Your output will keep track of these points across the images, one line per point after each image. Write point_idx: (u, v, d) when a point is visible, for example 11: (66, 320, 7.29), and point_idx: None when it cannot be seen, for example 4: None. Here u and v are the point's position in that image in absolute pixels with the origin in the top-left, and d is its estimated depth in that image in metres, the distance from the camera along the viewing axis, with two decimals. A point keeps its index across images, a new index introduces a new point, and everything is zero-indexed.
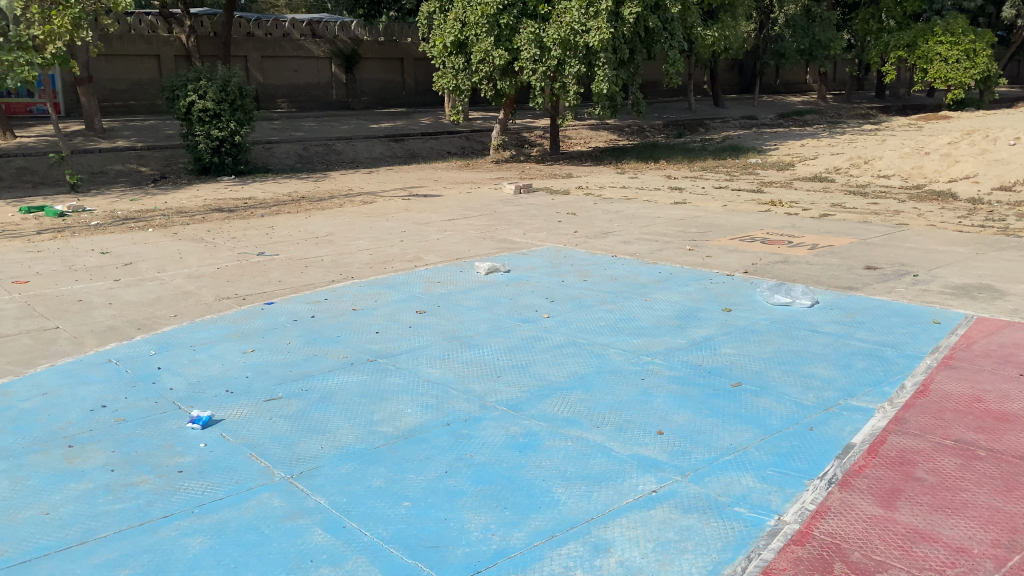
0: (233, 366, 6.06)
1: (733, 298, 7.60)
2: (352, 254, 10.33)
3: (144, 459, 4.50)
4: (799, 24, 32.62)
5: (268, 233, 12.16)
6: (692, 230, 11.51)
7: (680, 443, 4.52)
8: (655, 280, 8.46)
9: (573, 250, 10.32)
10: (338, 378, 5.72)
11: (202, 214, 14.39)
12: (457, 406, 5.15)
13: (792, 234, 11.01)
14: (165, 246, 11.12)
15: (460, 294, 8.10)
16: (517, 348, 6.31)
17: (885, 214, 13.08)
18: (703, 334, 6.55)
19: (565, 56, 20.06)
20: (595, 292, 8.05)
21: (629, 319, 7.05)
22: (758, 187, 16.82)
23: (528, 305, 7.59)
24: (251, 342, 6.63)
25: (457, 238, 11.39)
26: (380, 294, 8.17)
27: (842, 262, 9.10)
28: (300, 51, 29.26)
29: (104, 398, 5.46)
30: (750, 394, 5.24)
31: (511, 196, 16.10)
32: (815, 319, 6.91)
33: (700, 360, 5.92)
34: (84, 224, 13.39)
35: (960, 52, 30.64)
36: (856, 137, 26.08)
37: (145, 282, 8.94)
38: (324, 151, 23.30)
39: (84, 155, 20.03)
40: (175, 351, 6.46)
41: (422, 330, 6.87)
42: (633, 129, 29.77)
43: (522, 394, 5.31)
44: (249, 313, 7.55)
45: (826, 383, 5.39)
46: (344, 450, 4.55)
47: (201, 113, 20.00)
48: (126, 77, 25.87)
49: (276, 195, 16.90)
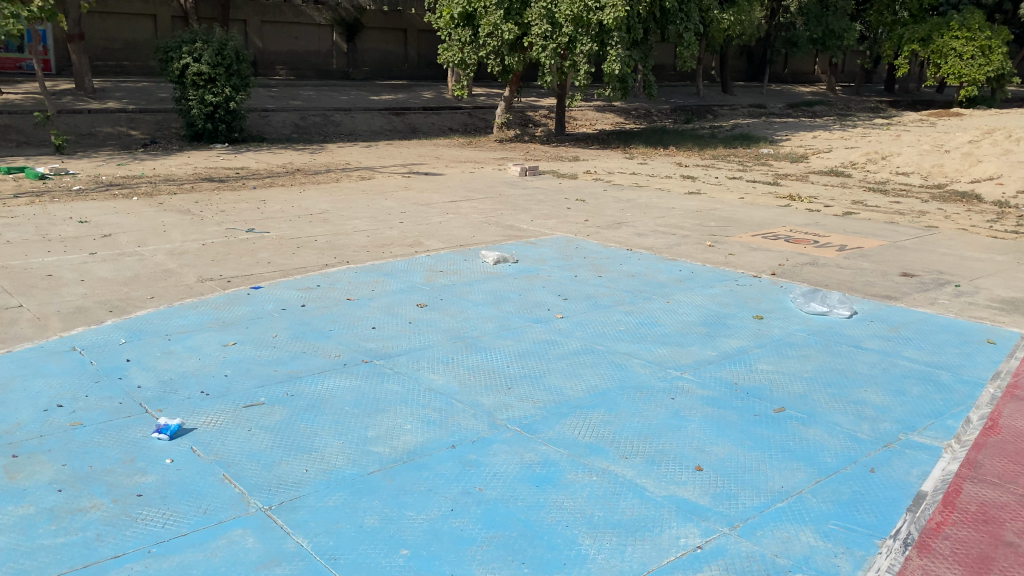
0: (212, 362, 5.40)
1: (763, 305, 6.98)
2: (348, 235, 9.65)
3: (98, 477, 3.85)
4: (813, 11, 31.63)
5: (259, 208, 11.43)
6: (710, 224, 10.86)
7: (723, 484, 3.90)
8: (676, 279, 7.82)
9: (586, 241, 9.66)
10: (329, 381, 5.07)
11: (191, 183, 13.63)
12: (464, 423, 4.50)
13: (817, 232, 10.36)
14: (148, 218, 10.41)
15: (464, 286, 7.44)
16: (529, 354, 5.67)
17: (910, 214, 12.45)
18: (734, 345, 5.91)
19: (577, 34, 19.24)
20: (611, 291, 7.39)
21: (651, 325, 6.40)
22: (773, 180, 16.16)
23: (540, 303, 6.94)
24: (233, 333, 5.96)
25: (460, 222, 10.71)
26: (377, 283, 7.50)
27: (875, 266, 8.48)
28: (302, 17, 28.39)
29: (61, 395, 4.79)
30: (797, 423, 4.62)
31: (516, 178, 15.38)
32: (855, 332, 6.28)
33: (736, 378, 5.29)
34: (64, 189, 12.67)
35: (975, 48, 29.78)
36: (869, 131, 25.42)
37: (122, 257, 8.24)
38: (322, 122, 22.46)
39: (71, 116, 19.19)
40: (148, 340, 5.79)
41: (423, 327, 6.21)
42: (640, 112, 28.99)
43: (537, 412, 4.66)
44: (233, 299, 6.88)
45: (881, 413, 4.77)
46: (332, 476, 3.90)
47: (196, 77, 19.21)
48: (121, 37, 24.98)
49: (270, 166, 16.15)
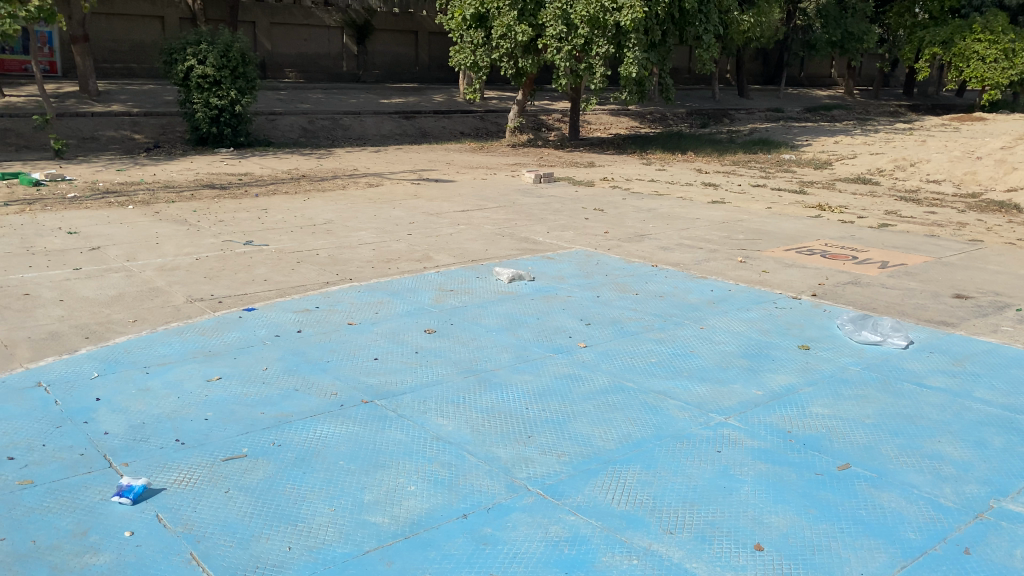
0: (192, 403, 4.76)
1: (808, 332, 6.30)
2: (353, 249, 9.03)
3: (40, 557, 3.23)
4: (832, 13, 30.73)
5: (261, 217, 10.85)
6: (739, 236, 10.19)
7: (790, 570, 3.25)
8: (708, 300, 7.16)
9: (607, 255, 9.00)
10: (323, 429, 4.43)
11: (191, 190, 13.06)
12: (478, 484, 3.85)
13: (854, 247, 9.68)
14: (142, 228, 9.84)
15: (477, 309, 6.80)
16: (550, 393, 5.01)
17: (950, 226, 11.74)
18: (782, 383, 5.25)
19: (593, 35, 18.58)
20: (639, 314, 6.73)
21: (686, 356, 5.73)
22: (799, 187, 15.48)
23: (561, 329, 6.29)
24: (219, 367, 5.33)
25: (472, 234, 10.09)
26: (382, 304, 6.86)
27: (924, 286, 7.78)
28: (311, 19, 27.85)
29: (15, 444, 4.17)
30: (867, 485, 3.96)
31: (530, 186, 14.75)
32: (915, 367, 5.60)
33: (789, 424, 4.63)
34: (59, 196, 12.15)
35: (998, 51, 28.74)
36: (893, 136, 24.66)
37: (107, 274, 7.63)
38: (331, 126, 21.91)
39: (74, 119, 18.73)
40: (124, 374, 5.17)
41: (431, 358, 5.56)
42: (655, 116, 28.36)
43: (562, 470, 4.00)
44: (224, 323, 6.26)
45: (962, 471, 4.11)
46: (318, 558, 3.26)
47: (201, 79, 18.65)
48: (127, 39, 24.51)
49: (275, 172, 15.58)
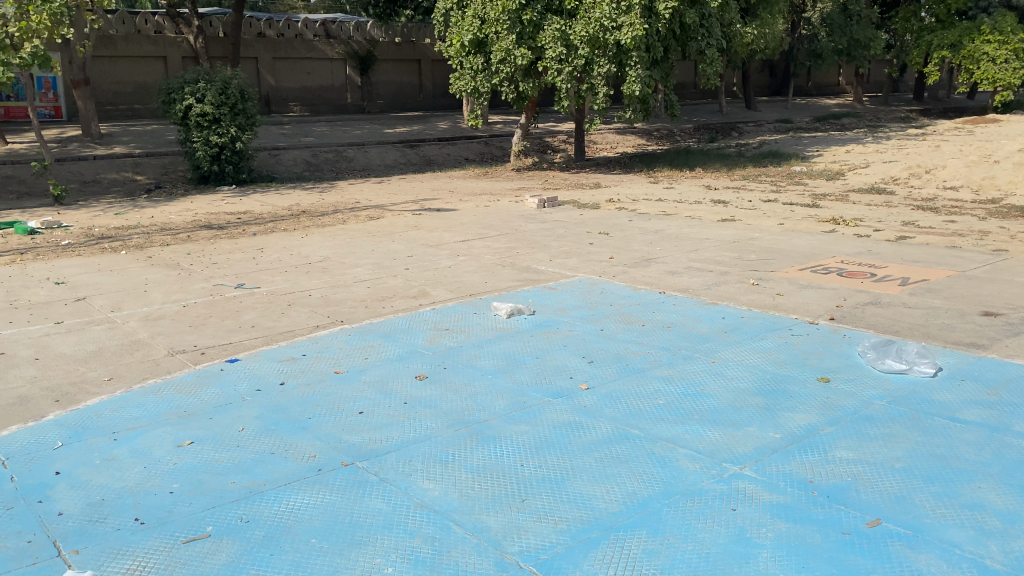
0: (158, 474, 4.38)
1: (827, 362, 5.86)
2: (347, 287, 8.69)
3: None
4: (837, 21, 30.47)
5: (255, 258, 10.54)
6: (750, 256, 9.78)
7: None
8: (719, 330, 6.73)
9: (611, 283, 8.60)
10: (296, 499, 4.04)
11: (188, 232, 12.80)
12: (464, 562, 3.46)
13: (872, 263, 9.24)
14: (133, 275, 9.54)
15: (473, 350, 6.41)
16: (547, 445, 4.60)
17: (971, 235, 11.26)
18: (801, 423, 4.81)
19: (594, 56, 18.32)
20: (646, 349, 6.31)
21: (696, 396, 5.30)
22: (811, 201, 15.03)
23: (561, 369, 5.88)
24: (193, 429, 4.96)
25: (472, 265, 9.73)
26: (372, 348, 6.48)
27: (950, 304, 7.31)
28: (314, 52, 27.77)
29: None
30: (901, 545, 3.52)
31: (534, 211, 14.41)
32: (945, 398, 5.15)
33: (810, 473, 4.19)
34: (53, 244, 11.90)
35: (1009, 51, 28.18)
36: (906, 142, 24.15)
37: (89, 327, 7.32)
38: (334, 158, 21.74)
39: (75, 163, 18.60)
40: (89, 443, 4.80)
41: (420, 410, 5.16)
42: (662, 133, 28.03)
43: (558, 541, 3.60)
44: (203, 378, 5.90)
45: (1008, 524, 3.66)
46: None
47: (200, 117, 18.47)
48: (131, 80, 24.51)
49: (276, 208, 15.33)
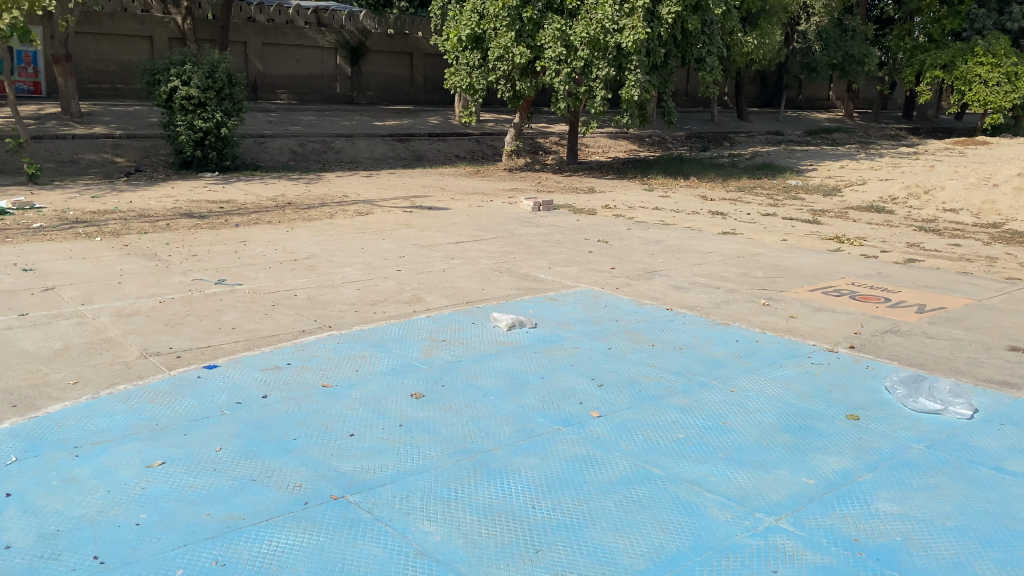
0: (123, 500, 3.88)
1: (855, 397, 5.45)
2: (336, 288, 8.19)
3: None
4: (832, 36, 30.20)
5: (238, 251, 10.01)
6: (757, 273, 9.40)
7: None
8: (734, 355, 6.31)
9: (614, 296, 8.17)
10: (279, 539, 3.56)
11: (167, 220, 12.21)
12: None
13: (883, 286, 8.87)
14: (107, 264, 8.98)
15: (472, 366, 5.94)
16: (559, 483, 4.15)
17: (979, 260, 10.95)
18: (836, 468, 4.40)
19: (593, 58, 17.87)
20: (658, 373, 5.88)
21: (718, 430, 4.88)
22: (811, 216, 14.72)
23: (569, 393, 5.42)
24: (165, 447, 4.46)
25: (467, 269, 9.27)
26: (363, 360, 5.99)
27: (973, 336, 6.95)
28: (304, 40, 27.13)
29: None
30: None
31: (528, 214, 13.97)
32: (986, 443, 4.77)
33: (855, 529, 3.78)
34: (24, 226, 11.28)
35: (1001, 74, 28.18)
36: (900, 161, 23.94)
37: (56, 321, 6.76)
38: (322, 149, 21.15)
39: (52, 142, 17.90)
40: (47, 459, 4.29)
41: (417, 435, 4.69)
42: (654, 139, 27.71)
43: None
44: (178, 385, 5.39)
45: None
46: None
47: (185, 101, 17.85)
48: (114, 59, 23.75)
49: (260, 199, 14.76)
